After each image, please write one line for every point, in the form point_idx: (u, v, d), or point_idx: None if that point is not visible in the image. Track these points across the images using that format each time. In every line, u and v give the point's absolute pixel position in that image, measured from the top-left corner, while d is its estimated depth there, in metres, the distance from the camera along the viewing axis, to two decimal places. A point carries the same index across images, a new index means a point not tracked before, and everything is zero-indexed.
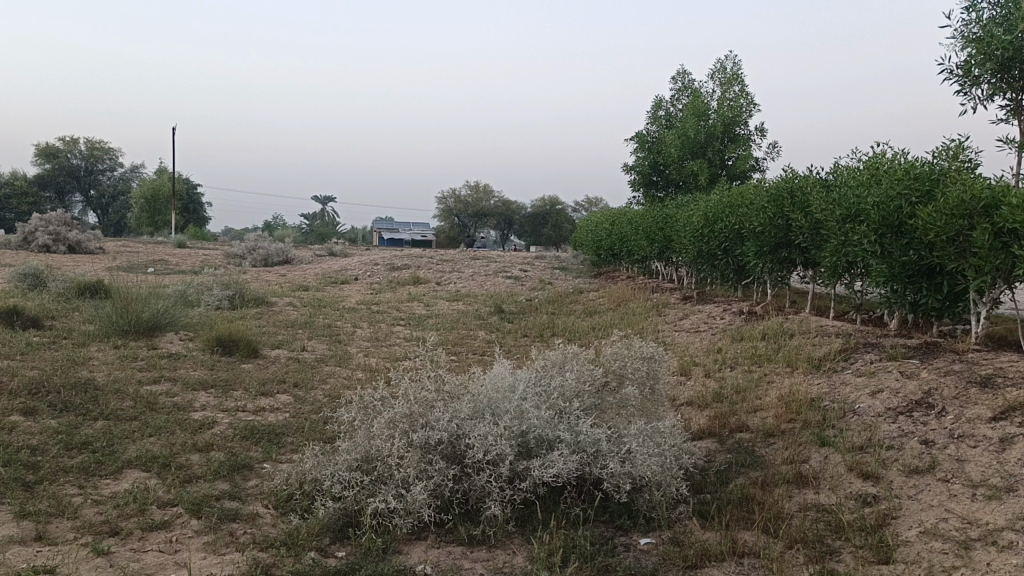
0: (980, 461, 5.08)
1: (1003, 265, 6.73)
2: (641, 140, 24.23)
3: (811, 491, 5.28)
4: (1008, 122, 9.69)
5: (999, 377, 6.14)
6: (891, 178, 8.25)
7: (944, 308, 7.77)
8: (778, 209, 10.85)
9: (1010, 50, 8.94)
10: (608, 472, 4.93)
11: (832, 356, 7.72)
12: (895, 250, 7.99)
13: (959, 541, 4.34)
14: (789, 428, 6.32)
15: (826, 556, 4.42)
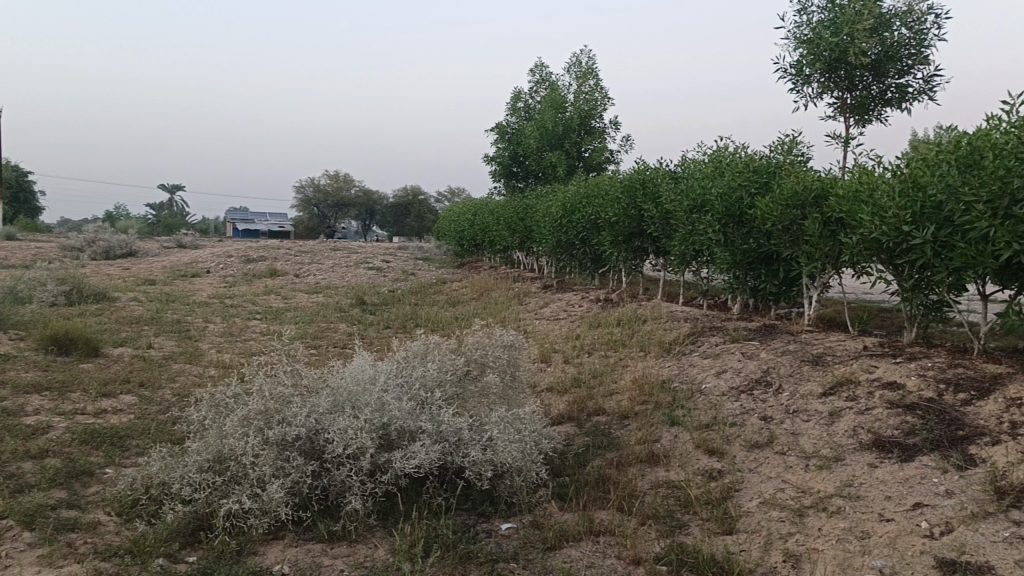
0: (813, 433, 5.48)
1: (832, 251, 7.27)
2: (500, 131, 24.49)
3: (662, 468, 5.53)
4: (835, 119, 10.46)
5: (829, 355, 6.65)
6: (733, 171, 8.72)
7: (781, 292, 8.32)
8: (631, 200, 11.24)
9: (836, 52, 9.65)
10: (470, 461, 4.97)
11: (682, 340, 8.10)
12: (738, 239, 8.47)
13: (794, 509, 4.67)
14: (641, 409, 6.59)
15: (675, 530, 4.65)
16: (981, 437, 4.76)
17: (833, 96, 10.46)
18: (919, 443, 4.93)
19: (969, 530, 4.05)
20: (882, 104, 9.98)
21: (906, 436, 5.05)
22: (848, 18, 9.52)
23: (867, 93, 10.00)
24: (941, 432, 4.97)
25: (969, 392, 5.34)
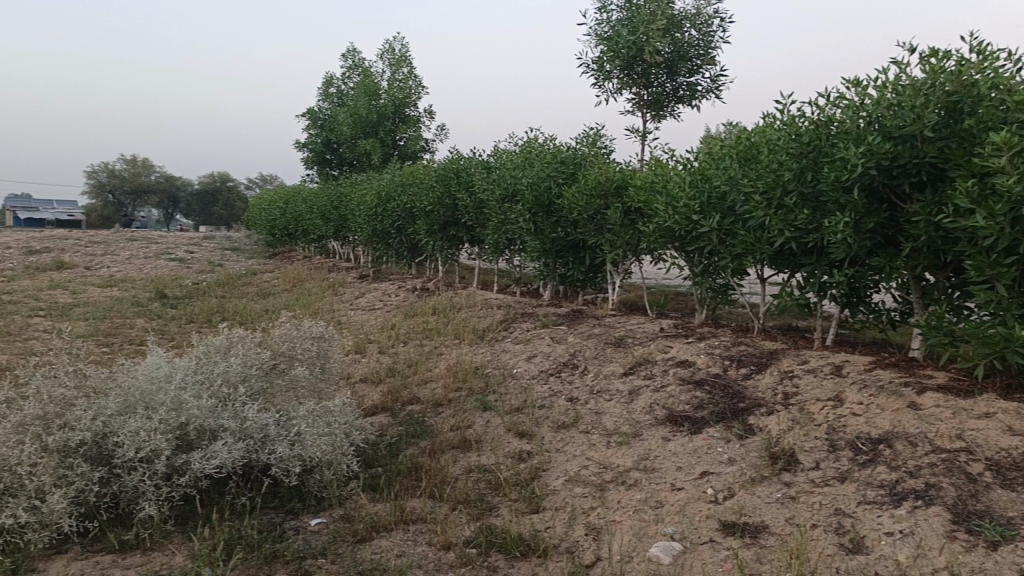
0: (614, 412, 5.78)
1: (632, 239, 7.69)
2: (312, 117, 23.82)
3: (473, 453, 5.62)
4: (633, 114, 10.95)
5: (629, 338, 7.02)
6: (541, 161, 8.96)
7: (587, 279, 8.71)
8: (446, 189, 11.29)
9: (633, 50, 10.14)
10: (277, 457, 4.80)
11: (495, 326, 8.25)
12: (547, 228, 8.74)
13: (597, 484, 4.90)
14: (455, 396, 6.65)
15: (485, 513, 4.74)
16: (759, 408, 5.22)
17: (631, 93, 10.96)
18: (706, 416, 5.32)
19: (747, 493, 4.42)
20: (675, 101, 10.66)
21: (696, 410, 5.44)
22: (643, 18, 10.05)
23: (662, 90, 10.60)
24: (725, 405, 5.39)
25: (749, 366, 5.84)
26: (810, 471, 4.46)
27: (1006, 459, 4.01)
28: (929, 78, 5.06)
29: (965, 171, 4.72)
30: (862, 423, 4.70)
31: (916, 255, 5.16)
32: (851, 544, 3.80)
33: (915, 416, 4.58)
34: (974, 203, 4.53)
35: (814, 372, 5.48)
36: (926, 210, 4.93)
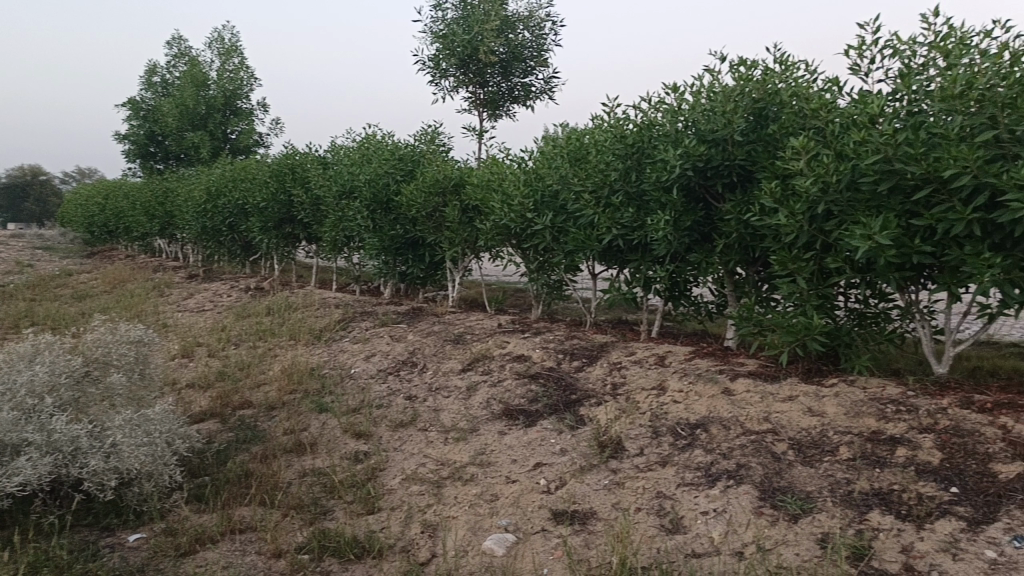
0: (452, 408, 5.81)
1: (470, 236, 7.77)
2: (134, 107, 22.39)
3: (308, 456, 5.48)
4: (469, 113, 11.00)
5: (468, 334, 7.08)
6: (378, 157, 8.85)
7: (427, 276, 8.76)
8: (281, 184, 10.93)
9: (469, 48, 10.22)
10: (89, 471, 4.48)
11: (332, 326, 8.08)
12: (385, 226, 8.67)
13: (433, 481, 4.91)
14: (289, 399, 6.46)
15: (319, 516, 4.64)
16: (589, 399, 5.42)
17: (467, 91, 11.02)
18: (540, 409, 5.46)
19: (577, 482, 4.57)
20: (510, 101, 10.86)
21: (530, 403, 5.57)
22: (477, 18, 10.17)
23: (496, 90, 10.75)
24: (558, 397, 5.55)
25: (581, 359, 6.05)
26: (635, 458, 4.67)
27: (806, 438, 4.38)
28: (739, 85, 5.44)
29: (770, 173, 5.12)
30: (682, 409, 4.98)
31: (729, 252, 5.54)
32: (670, 525, 4.01)
33: (728, 401, 4.91)
34: (777, 203, 4.92)
35: (640, 363, 5.75)
36: (737, 209, 5.31)
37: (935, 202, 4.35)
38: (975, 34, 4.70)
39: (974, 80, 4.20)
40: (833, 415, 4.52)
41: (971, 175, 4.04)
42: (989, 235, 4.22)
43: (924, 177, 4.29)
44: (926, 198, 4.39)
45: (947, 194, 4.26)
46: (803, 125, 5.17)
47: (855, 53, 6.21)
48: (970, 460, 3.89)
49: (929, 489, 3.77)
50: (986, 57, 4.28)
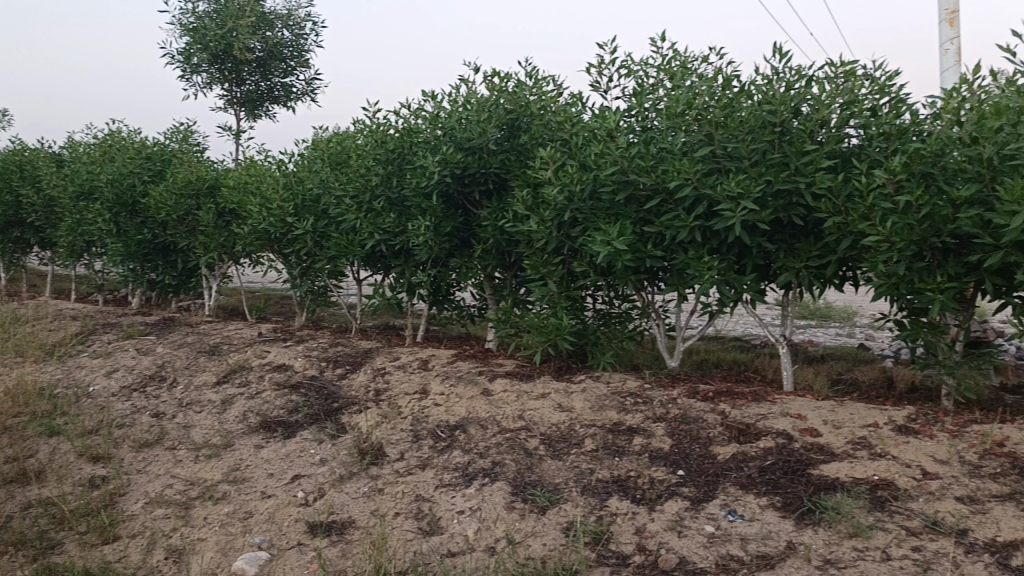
0: (204, 424, 5.49)
1: (226, 241, 7.42)
2: None
3: (34, 486, 4.92)
4: (225, 111, 10.47)
5: (225, 345, 6.73)
6: (122, 156, 8.18)
7: (180, 283, 8.25)
8: (5, 183, 9.72)
9: (222, 44, 9.73)
10: None
11: (68, 340, 7.33)
12: (131, 230, 8.04)
13: (181, 502, 4.60)
14: (13, 423, 5.77)
15: (45, 552, 4.18)
16: (351, 406, 5.35)
17: (222, 89, 10.49)
18: (299, 419, 5.30)
19: (335, 492, 4.49)
20: (269, 101, 10.51)
21: (289, 413, 5.39)
22: (231, 13, 9.73)
23: (254, 89, 10.35)
24: (318, 406, 5.43)
25: (344, 366, 5.96)
26: (394, 462, 4.67)
27: (556, 433, 4.62)
28: (493, 96, 5.66)
29: (522, 181, 5.37)
30: (442, 412, 5.05)
31: (486, 256, 5.75)
32: (427, 527, 4.05)
33: (486, 402, 5.06)
34: (529, 210, 5.17)
35: (403, 368, 5.77)
36: (493, 216, 5.52)
37: (664, 211, 4.79)
38: (694, 60, 5.22)
39: (692, 101, 4.69)
40: (580, 410, 4.82)
41: (691, 186, 4.50)
42: (708, 241, 4.72)
43: (654, 188, 4.72)
44: (656, 207, 4.82)
45: (673, 203, 4.71)
46: (551, 137, 5.47)
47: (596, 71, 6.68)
48: (694, 444, 4.30)
49: (660, 473, 4.12)
50: (702, 81, 4.78)
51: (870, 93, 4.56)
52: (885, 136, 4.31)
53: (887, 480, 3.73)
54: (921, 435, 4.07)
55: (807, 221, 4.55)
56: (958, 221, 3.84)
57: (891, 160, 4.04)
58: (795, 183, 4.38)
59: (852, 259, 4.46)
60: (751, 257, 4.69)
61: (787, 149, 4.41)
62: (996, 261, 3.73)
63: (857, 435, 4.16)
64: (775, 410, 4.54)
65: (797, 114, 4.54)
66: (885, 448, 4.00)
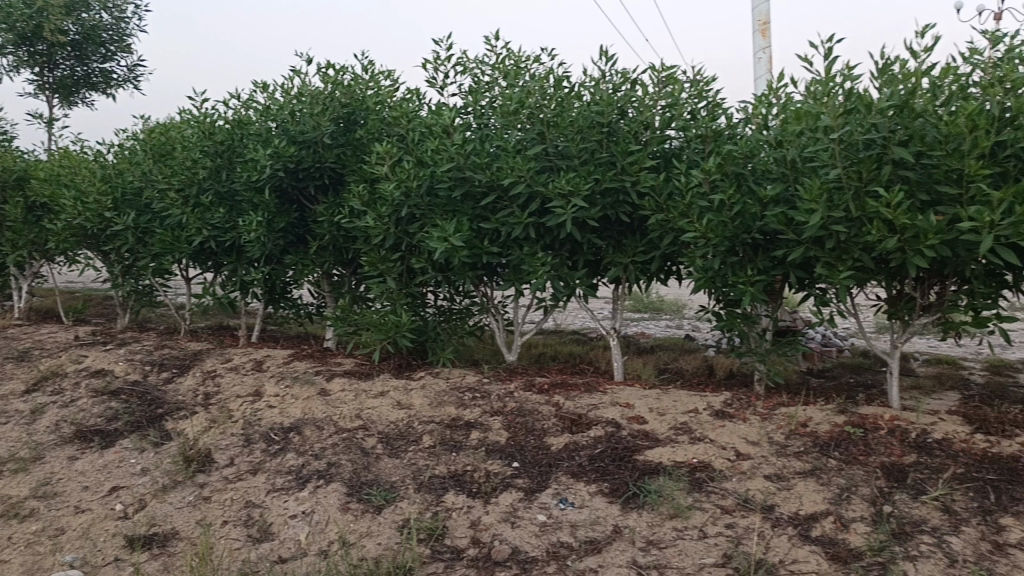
0: (10, 436, 5.04)
1: (37, 237, 6.87)
2: None
3: None
4: (35, 97, 9.67)
5: (35, 350, 6.21)
6: None
7: None
8: None
9: (31, 25, 8.98)
10: None
11: None
12: None
13: None
14: None
15: None
16: (177, 412, 5.08)
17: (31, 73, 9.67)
18: (119, 427, 4.97)
19: (158, 502, 4.25)
20: (87, 88, 9.81)
21: (108, 422, 5.05)
22: None
23: (69, 74, 9.63)
24: (141, 412, 5.11)
25: (171, 369, 5.65)
26: (224, 468, 4.47)
27: (393, 431, 4.59)
28: (327, 89, 5.56)
29: (358, 176, 5.29)
30: (276, 414, 4.89)
31: (323, 253, 5.64)
32: (258, 534, 3.91)
33: (322, 402, 4.95)
34: (365, 206, 5.10)
35: (235, 370, 5.54)
36: (328, 212, 5.43)
37: (499, 207, 4.87)
38: (527, 59, 5.33)
39: (525, 99, 4.79)
40: (419, 407, 4.81)
41: (524, 183, 4.61)
42: (542, 237, 4.84)
43: (489, 185, 4.79)
44: (491, 204, 4.89)
45: (508, 200, 4.80)
46: (387, 132, 5.44)
47: (433, 67, 6.67)
48: (529, 436, 4.40)
49: (496, 466, 4.18)
50: (534, 80, 4.90)
51: (689, 97, 4.82)
52: (703, 138, 4.58)
53: (705, 462, 3.96)
54: (736, 419, 4.36)
55: (634, 218, 4.76)
56: (766, 218, 4.13)
57: (707, 161, 4.30)
58: (621, 181, 4.57)
59: (674, 255, 4.71)
60: (582, 253, 4.86)
61: (613, 148, 4.59)
62: (798, 256, 4.04)
63: (680, 420, 4.40)
64: (605, 400, 4.74)
65: (623, 115, 4.73)
66: (704, 432, 4.25)
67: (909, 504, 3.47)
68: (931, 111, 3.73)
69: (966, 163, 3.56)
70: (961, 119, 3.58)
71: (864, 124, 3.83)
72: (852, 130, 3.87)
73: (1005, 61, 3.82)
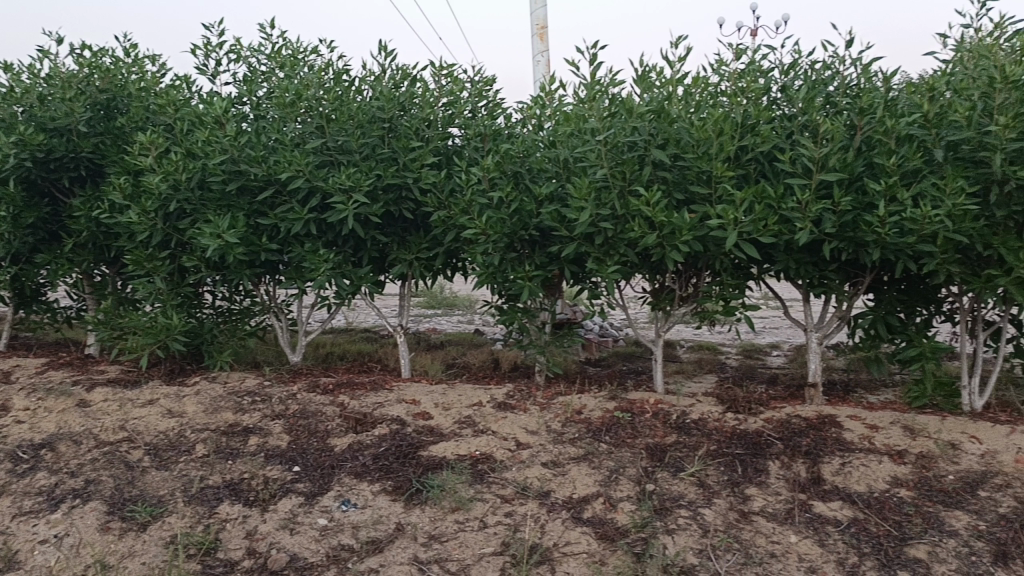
0: None
1: None
2: None
3: None
4: None
5: None
6: None
7: None
8: None
9: None
10: None
11: None
12: None
13: None
14: None
15: None
16: None
17: None
18: None
19: None
20: None
21: None
22: None
23: None
24: None
25: None
26: None
27: (162, 441, 4.29)
28: (82, 72, 5.11)
29: (120, 168, 4.91)
30: (25, 429, 4.41)
31: (81, 251, 5.22)
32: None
33: (82, 414, 4.54)
34: (128, 200, 4.73)
35: None
36: (86, 206, 5.03)
37: (277, 203, 4.71)
38: (306, 51, 5.19)
39: (302, 91, 4.66)
40: (193, 414, 4.55)
41: (303, 178, 4.48)
42: (323, 234, 4.73)
43: (265, 179, 4.61)
44: (269, 199, 4.71)
45: (287, 195, 4.65)
46: (152, 120, 5.09)
47: (205, 54, 6.33)
48: (311, 439, 4.28)
49: (274, 471, 4.02)
50: (312, 72, 4.77)
51: (469, 96, 4.90)
52: (482, 136, 4.68)
53: (487, 454, 4.04)
54: (516, 410, 4.51)
55: (416, 215, 4.78)
56: (541, 216, 4.29)
57: (486, 159, 4.39)
58: (403, 178, 4.56)
59: (457, 251, 4.78)
60: (366, 250, 4.81)
61: (394, 144, 4.58)
62: (571, 251, 4.23)
63: (464, 414, 4.48)
64: (391, 397, 4.73)
65: (403, 111, 4.73)
66: (487, 424, 4.35)
67: (670, 481, 3.74)
68: (683, 117, 4.04)
69: (713, 165, 3.89)
70: (709, 125, 3.90)
71: (626, 127, 4.08)
72: (616, 133, 4.11)
73: (746, 73, 4.21)
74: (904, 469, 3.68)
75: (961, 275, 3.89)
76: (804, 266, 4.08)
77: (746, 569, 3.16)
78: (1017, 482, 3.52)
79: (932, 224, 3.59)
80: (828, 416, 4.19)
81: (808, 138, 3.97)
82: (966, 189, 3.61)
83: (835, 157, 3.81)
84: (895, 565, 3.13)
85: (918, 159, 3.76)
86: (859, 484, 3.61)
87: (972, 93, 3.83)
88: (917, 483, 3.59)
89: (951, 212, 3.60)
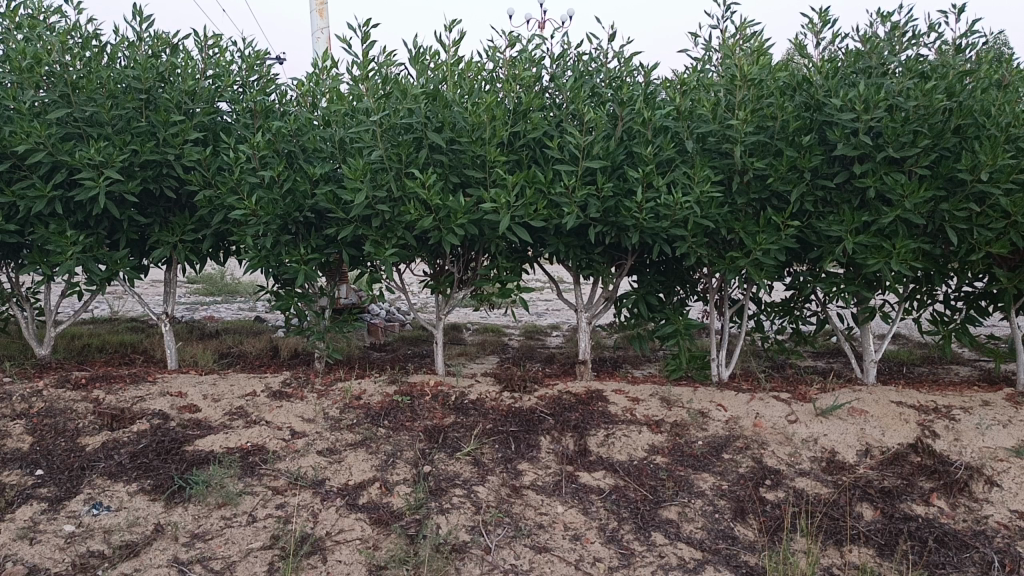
0: None
1: None
2: None
3: None
4: None
5: None
6: None
7: None
8: None
9: None
10: None
11: None
12: None
13: None
14: None
15: None
16: None
17: None
18: None
19: None
20: None
21: None
22: None
23: None
24: None
25: None
26: None
27: None
28: None
29: None
30: None
31: None
32: None
33: None
34: None
35: None
36: None
37: (16, 178, 4.32)
38: (47, 11, 4.73)
39: (42, 56, 4.23)
40: None
41: (45, 151, 4.12)
42: (72, 213, 4.37)
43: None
44: (5, 173, 4.29)
45: (26, 170, 4.28)
46: None
47: None
48: (58, 439, 3.90)
49: (12, 477, 3.63)
50: (55, 35, 4.35)
51: (238, 70, 4.70)
52: (252, 113, 4.49)
53: (258, 445, 3.87)
54: (293, 398, 4.37)
55: (180, 193, 4.53)
56: (315, 197, 4.16)
57: (255, 136, 4.22)
58: (163, 154, 4.29)
59: (226, 234, 4.56)
60: (123, 231, 4.49)
61: (153, 117, 4.30)
62: (348, 233, 4.15)
63: (235, 405, 4.27)
64: (154, 390, 4.41)
65: (163, 83, 4.44)
66: (260, 414, 4.17)
67: (446, 461, 3.77)
68: (457, 101, 4.09)
69: (487, 150, 3.97)
70: (481, 110, 3.99)
71: (400, 109, 4.08)
72: (391, 114, 4.10)
73: (518, 61, 4.36)
74: (660, 437, 3.96)
75: (709, 257, 4.25)
76: (573, 249, 4.27)
77: (515, 542, 3.25)
78: (754, 444, 3.90)
79: (683, 209, 3.88)
80: (596, 391, 4.43)
81: (575, 126, 4.17)
82: (711, 178, 3.95)
83: (598, 145, 4.03)
84: (650, 527, 3.35)
85: (672, 149, 4.06)
86: (620, 454, 3.85)
87: (717, 90, 4.20)
88: (672, 449, 3.88)
89: (699, 198, 3.92)
